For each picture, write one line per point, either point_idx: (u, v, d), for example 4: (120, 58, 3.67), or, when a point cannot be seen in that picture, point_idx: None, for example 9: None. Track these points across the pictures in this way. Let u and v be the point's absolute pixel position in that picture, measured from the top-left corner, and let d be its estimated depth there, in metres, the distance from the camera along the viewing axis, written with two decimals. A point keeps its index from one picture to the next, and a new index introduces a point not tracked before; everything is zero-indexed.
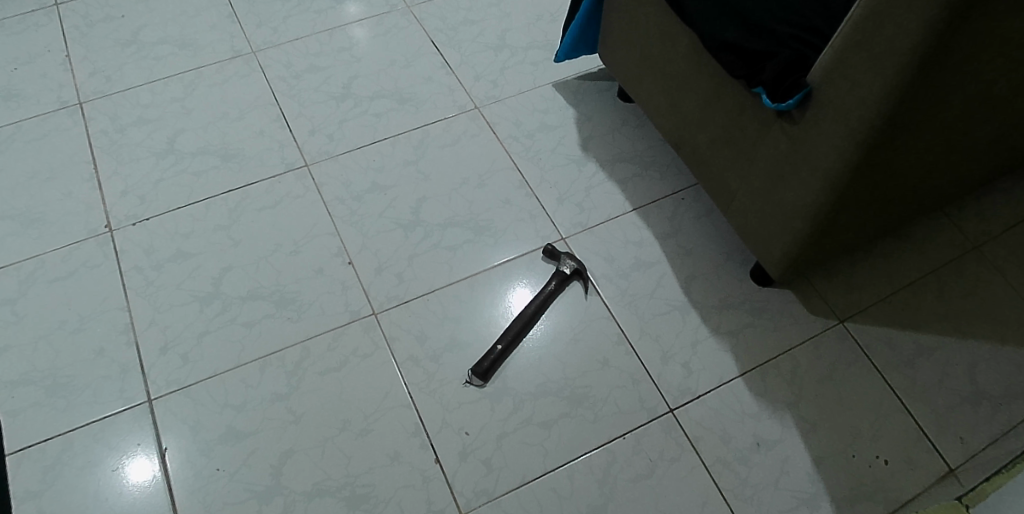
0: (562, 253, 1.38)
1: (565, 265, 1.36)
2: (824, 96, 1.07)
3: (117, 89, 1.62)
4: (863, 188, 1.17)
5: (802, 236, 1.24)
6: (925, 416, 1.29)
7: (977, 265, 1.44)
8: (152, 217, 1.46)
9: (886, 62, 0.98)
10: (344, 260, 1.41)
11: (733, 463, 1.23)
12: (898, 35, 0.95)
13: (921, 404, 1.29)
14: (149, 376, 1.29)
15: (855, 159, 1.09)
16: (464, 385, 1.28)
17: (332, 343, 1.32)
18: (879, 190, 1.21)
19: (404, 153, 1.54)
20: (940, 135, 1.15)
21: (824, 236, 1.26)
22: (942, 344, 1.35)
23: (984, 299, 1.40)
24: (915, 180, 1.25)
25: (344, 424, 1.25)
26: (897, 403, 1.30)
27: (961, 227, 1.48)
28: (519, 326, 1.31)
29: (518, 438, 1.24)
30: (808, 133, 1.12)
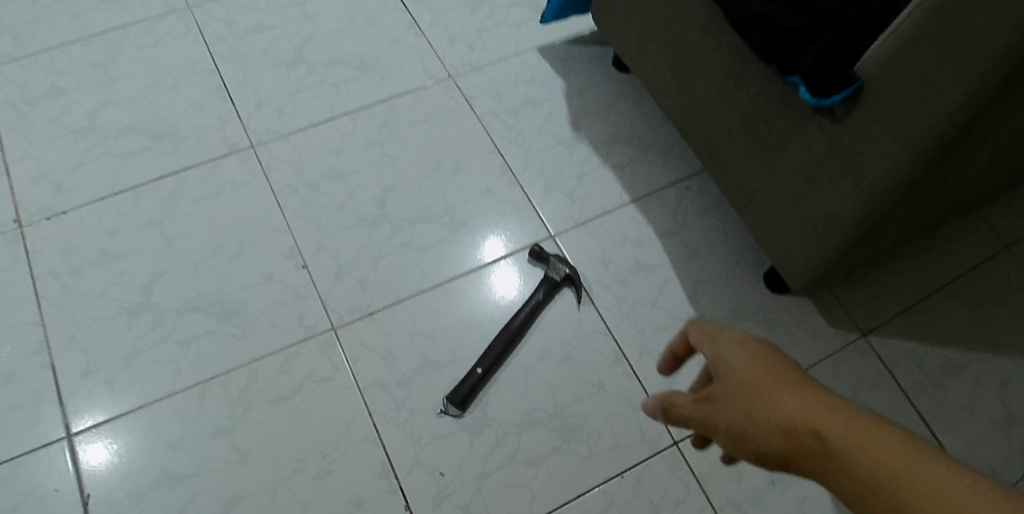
0: (551, 254, 1.20)
1: (552, 270, 1.18)
2: (873, 100, 0.89)
3: (26, 51, 1.38)
4: (908, 203, 1.00)
5: (831, 254, 1.07)
6: (953, 445, 1.14)
7: (1011, 268, 1.27)
8: (70, 209, 1.24)
9: (970, 63, 0.80)
10: (297, 263, 1.21)
11: (745, 506, 1.08)
12: (993, 33, 0.77)
13: (949, 432, 1.15)
14: (69, 407, 1.10)
15: (912, 172, 0.91)
16: (439, 415, 1.11)
17: (284, 365, 1.14)
18: (925, 203, 1.04)
19: (367, 132, 1.33)
20: (1007, 143, 0.97)
21: (856, 251, 1.09)
22: (972, 361, 1.20)
23: (1019, 308, 1.24)
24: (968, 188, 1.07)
25: (298, 464, 1.08)
26: (924, 431, 1.15)
27: (994, 223, 1.31)
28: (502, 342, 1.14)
29: (502, 479, 1.07)
30: (849, 141, 0.94)
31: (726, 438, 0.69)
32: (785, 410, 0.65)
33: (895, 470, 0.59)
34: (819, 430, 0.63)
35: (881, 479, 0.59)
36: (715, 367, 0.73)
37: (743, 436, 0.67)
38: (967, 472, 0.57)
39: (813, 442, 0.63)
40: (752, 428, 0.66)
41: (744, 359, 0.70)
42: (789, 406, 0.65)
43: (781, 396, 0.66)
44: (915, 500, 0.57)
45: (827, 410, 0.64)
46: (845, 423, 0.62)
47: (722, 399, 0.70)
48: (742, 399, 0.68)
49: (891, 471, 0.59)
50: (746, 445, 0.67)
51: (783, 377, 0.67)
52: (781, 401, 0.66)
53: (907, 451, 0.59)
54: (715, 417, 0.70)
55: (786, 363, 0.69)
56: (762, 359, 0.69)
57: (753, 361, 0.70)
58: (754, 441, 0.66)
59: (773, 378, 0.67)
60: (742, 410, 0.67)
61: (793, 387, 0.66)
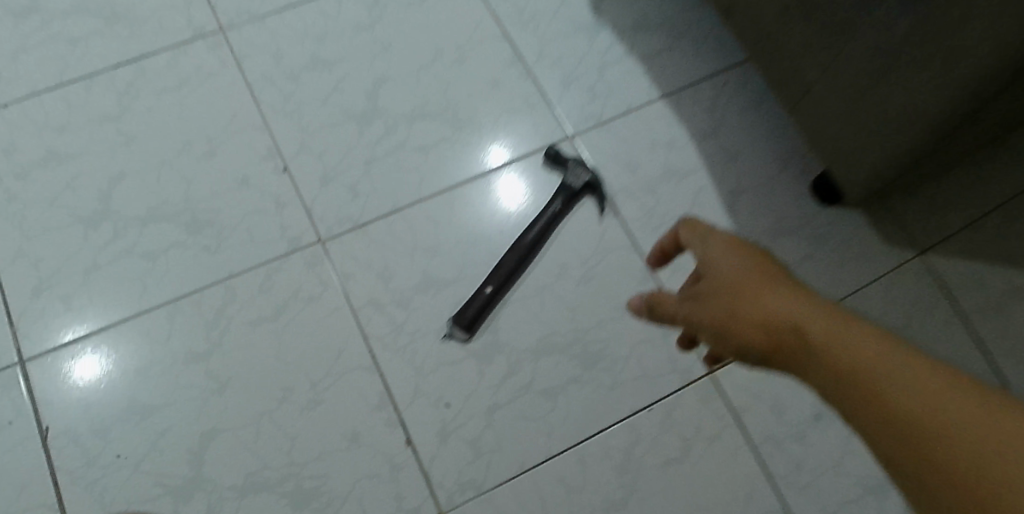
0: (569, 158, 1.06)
1: (570, 176, 1.04)
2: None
3: None
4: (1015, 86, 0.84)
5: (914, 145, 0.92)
6: (1014, 376, 1.03)
7: None
8: (11, 102, 1.07)
9: None
10: (278, 166, 1.05)
11: (786, 442, 0.97)
12: None
13: (1010, 361, 1.04)
14: (20, 330, 0.96)
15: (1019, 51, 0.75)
16: (444, 340, 0.98)
17: (265, 282, 0.99)
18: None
19: (354, 14, 1.14)
20: None
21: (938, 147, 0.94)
22: None
23: None
24: None
25: (284, 394, 0.95)
26: (982, 361, 1.04)
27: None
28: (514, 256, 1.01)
29: (515, 412, 0.95)
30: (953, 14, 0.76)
31: (711, 329, 0.74)
32: (766, 306, 0.69)
33: (877, 376, 0.61)
34: (801, 327, 0.66)
35: (853, 376, 0.63)
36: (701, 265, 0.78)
37: (726, 330, 0.72)
38: (952, 379, 0.60)
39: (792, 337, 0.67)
40: (732, 320, 0.71)
41: (733, 261, 0.74)
42: (774, 307, 0.69)
43: (763, 294, 0.70)
44: (901, 406, 0.60)
45: (815, 317, 0.66)
46: (834, 332, 0.65)
47: (707, 294, 0.74)
48: (725, 294, 0.72)
49: (878, 380, 0.61)
50: (727, 336, 0.72)
51: (764, 272, 0.72)
52: (757, 296, 0.70)
53: (884, 354, 0.62)
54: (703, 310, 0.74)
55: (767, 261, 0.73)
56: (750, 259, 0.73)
57: (741, 264, 0.73)
58: (734, 336, 0.71)
59: (759, 277, 0.71)
60: (723, 306, 0.72)
61: (775, 284, 0.70)
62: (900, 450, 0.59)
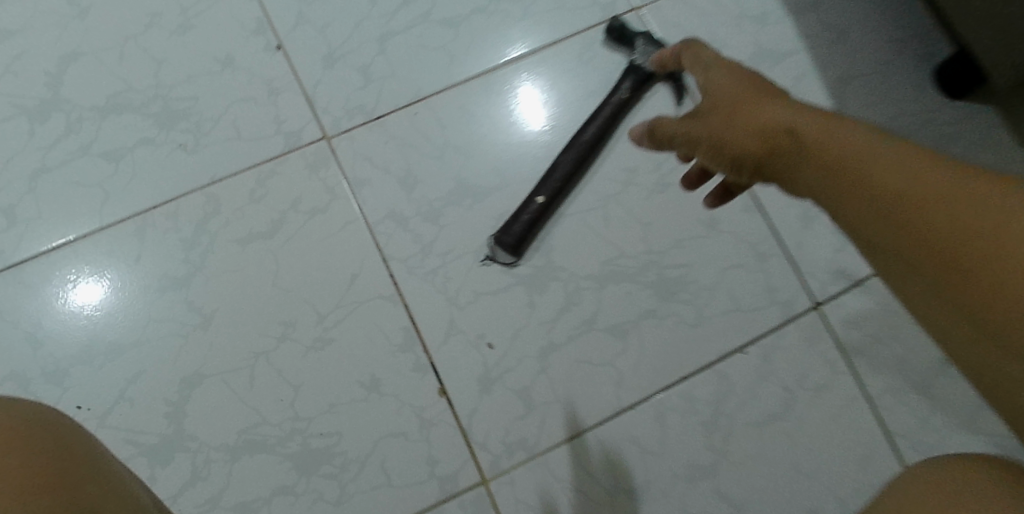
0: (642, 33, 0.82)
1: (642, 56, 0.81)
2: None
3: None
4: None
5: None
6: None
7: None
8: None
9: None
10: (269, 43, 0.83)
11: (912, 393, 0.78)
12: None
13: None
14: None
15: None
16: (484, 264, 0.77)
17: (257, 190, 0.78)
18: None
19: None
20: None
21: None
22: None
23: None
24: None
25: (284, 331, 0.75)
26: None
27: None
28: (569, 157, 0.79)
29: (576, 355, 0.76)
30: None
31: (703, 152, 0.58)
32: (769, 117, 0.54)
33: (896, 184, 0.46)
34: (808, 134, 0.51)
35: (866, 186, 0.47)
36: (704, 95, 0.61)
37: (725, 148, 0.56)
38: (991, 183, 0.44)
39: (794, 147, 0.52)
40: (731, 132, 0.55)
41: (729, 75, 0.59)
42: (778, 118, 0.53)
43: (762, 107, 0.55)
44: (918, 218, 0.45)
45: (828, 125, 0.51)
46: (845, 135, 0.50)
47: (704, 112, 0.58)
48: (724, 113, 0.56)
49: (894, 190, 0.46)
50: (723, 151, 0.56)
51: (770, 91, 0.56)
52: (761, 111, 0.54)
53: (903, 153, 0.47)
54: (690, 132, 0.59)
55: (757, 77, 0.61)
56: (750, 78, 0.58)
57: (737, 78, 0.58)
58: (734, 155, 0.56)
59: (757, 92, 0.56)
60: (718, 123, 0.56)
61: (773, 99, 0.56)
62: (934, 256, 0.44)
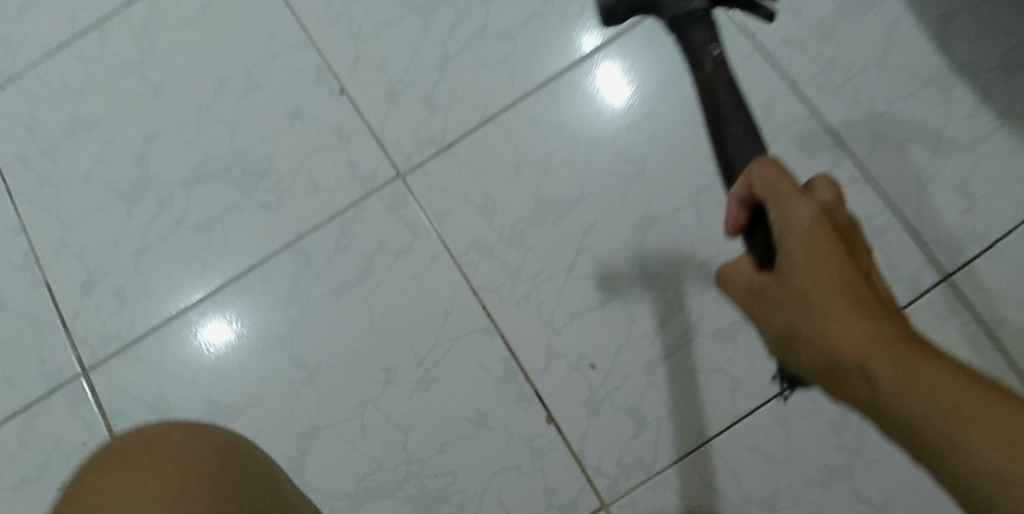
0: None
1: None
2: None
3: None
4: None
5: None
6: None
7: None
8: (26, 72, 0.93)
9: None
10: (333, 88, 0.83)
11: None
12: None
13: None
14: (78, 335, 0.83)
15: None
16: (575, 281, 0.75)
17: (340, 239, 0.79)
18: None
19: None
20: None
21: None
22: None
23: None
24: None
25: (387, 376, 0.75)
26: None
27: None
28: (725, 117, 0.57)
29: (684, 364, 0.73)
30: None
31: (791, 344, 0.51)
32: (830, 324, 0.48)
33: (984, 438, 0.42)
34: (877, 362, 0.46)
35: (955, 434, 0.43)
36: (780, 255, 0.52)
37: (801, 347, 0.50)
38: None
39: (859, 374, 0.47)
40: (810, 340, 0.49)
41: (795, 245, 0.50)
42: (844, 318, 0.48)
43: (827, 305, 0.49)
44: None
45: (881, 331, 0.47)
46: (901, 364, 0.46)
47: (787, 306, 0.51)
48: (799, 311, 0.50)
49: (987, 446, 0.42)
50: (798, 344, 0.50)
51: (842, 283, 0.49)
52: (834, 324, 0.48)
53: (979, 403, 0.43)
54: (756, 309, 0.54)
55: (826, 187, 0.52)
56: (815, 216, 0.50)
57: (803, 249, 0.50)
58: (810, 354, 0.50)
59: (819, 255, 0.49)
60: (799, 325, 0.50)
61: (831, 288, 0.49)
62: None
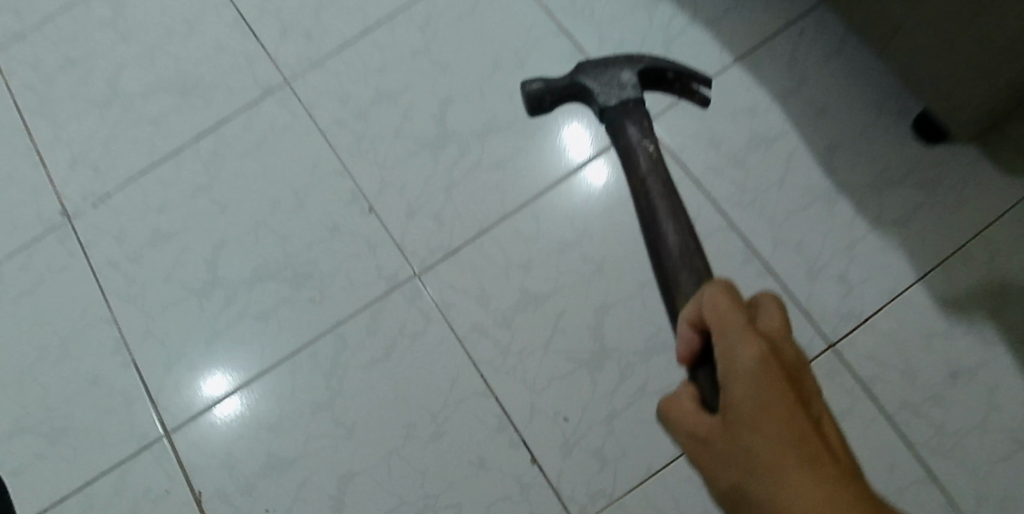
0: (608, 62, 0.92)
1: (601, 92, 0.91)
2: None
3: (30, 22, 1.26)
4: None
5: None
6: None
7: None
8: (114, 192, 1.15)
9: None
10: (363, 208, 1.08)
11: (924, 408, 0.91)
12: None
13: None
14: (159, 405, 1.04)
15: None
16: (551, 353, 0.98)
17: (371, 325, 1.02)
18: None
19: (411, 39, 1.15)
20: None
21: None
22: None
23: None
24: None
25: (408, 430, 0.98)
26: None
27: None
28: (651, 190, 0.83)
29: (635, 416, 0.95)
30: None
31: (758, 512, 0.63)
32: (780, 481, 0.61)
33: None
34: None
35: None
36: (743, 445, 0.63)
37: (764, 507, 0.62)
38: None
39: None
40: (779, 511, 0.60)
41: (742, 388, 0.63)
42: (789, 471, 0.60)
43: (781, 463, 0.61)
44: None
45: (827, 487, 0.59)
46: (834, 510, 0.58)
47: (754, 481, 0.62)
48: (761, 483, 0.62)
49: None
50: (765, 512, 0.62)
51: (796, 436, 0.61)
52: (790, 485, 0.60)
53: None
54: (711, 441, 0.66)
55: (771, 317, 0.68)
56: (761, 361, 0.63)
57: (755, 424, 0.62)
58: None
59: (763, 391, 0.62)
60: (765, 495, 0.61)
61: (781, 451, 0.61)
62: None
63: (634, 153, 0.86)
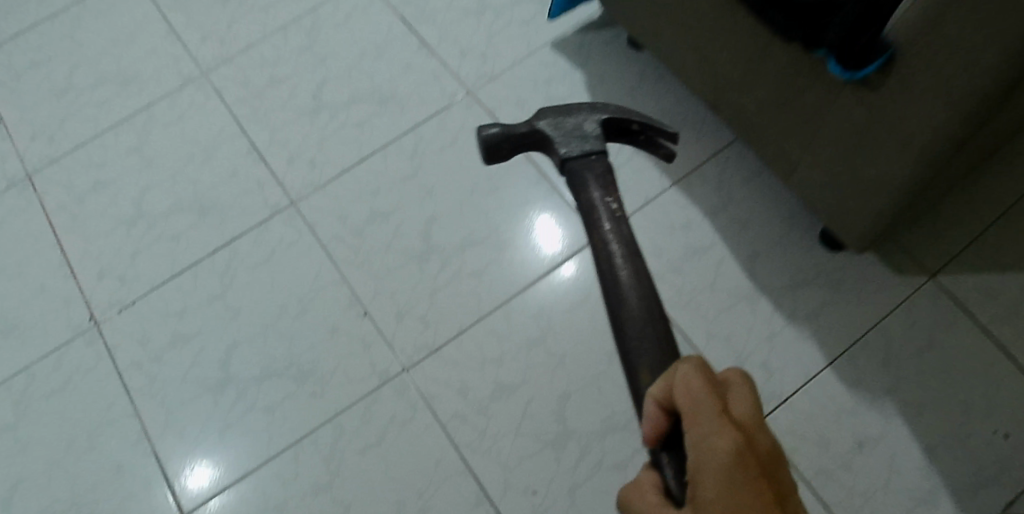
0: (568, 108, 0.91)
1: (562, 142, 0.89)
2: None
3: (65, 151, 1.44)
4: (998, 111, 0.85)
5: (895, 186, 0.93)
6: None
7: None
8: (137, 299, 1.30)
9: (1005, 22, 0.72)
10: (358, 312, 1.25)
11: (836, 473, 1.08)
12: None
13: None
14: (177, 489, 1.18)
15: (966, 129, 0.83)
16: (521, 435, 1.14)
17: (365, 414, 1.18)
18: (1008, 114, 0.89)
19: (400, 166, 1.35)
20: None
21: (930, 186, 0.96)
22: None
23: None
24: (1012, 133, 0.98)
25: (398, 506, 1.13)
26: (1009, 362, 1.10)
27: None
28: (613, 249, 0.80)
29: (594, 487, 1.11)
30: (915, 63, 0.80)
31: None
32: None
33: None
34: None
35: None
36: None
37: None
38: None
39: None
40: None
41: (713, 487, 0.63)
42: None
43: None
44: None
45: None
46: None
47: None
48: None
49: None
50: None
51: None
52: None
53: None
54: None
55: (743, 397, 0.67)
56: (735, 457, 0.62)
57: None
58: None
59: (737, 487, 0.62)
60: None
61: None
62: None
63: (596, 211, 0.84)
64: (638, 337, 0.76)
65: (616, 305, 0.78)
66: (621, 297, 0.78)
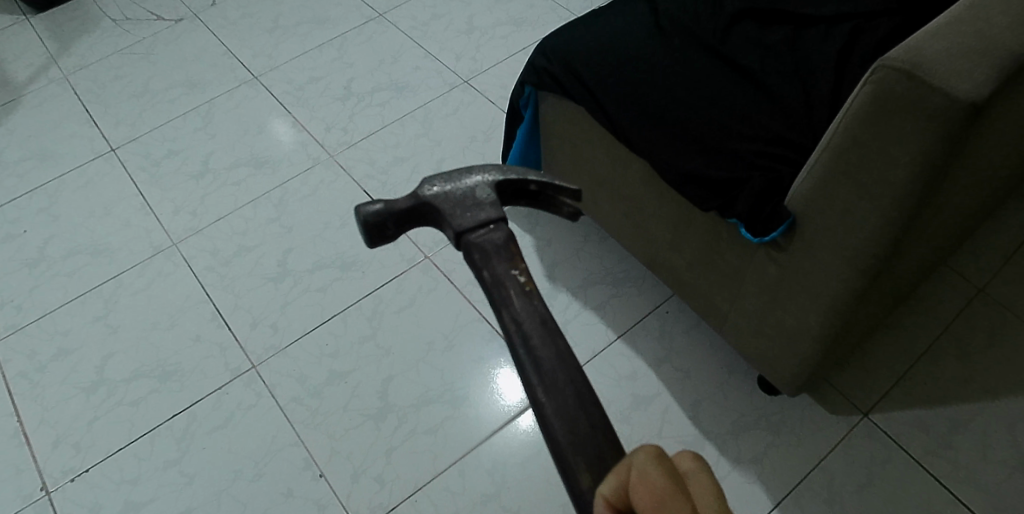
0: (458, 174, 0.89)
1: (457, 216, 0.86)
2: (858, 169, 0.82)
3: (31, 319, 1.48)
4: (892, 265, 0.94)
5: (815, 336, 1.01)
6: (978, 501, 1.13)
7: (988, 312, 1.30)
8: (91, 466, 1.30)
9: (879, 197, 0.82)
10: (314, 474, 1.26)
11: None
12: (888, 170, 0.80)
13: (970, 488, 1.14)
14: None
15: (866, 285, 0.92)
16: None
17: None
18: (903, 267, 0.99)
19: (360, 327, 1.40)
20: (940, 238, 1.00)
21: (847, 334, 1.04)
22: (975, 413, 1.20)
23: (1003, 351, 1.26)
24: (913, 283, 1.09)
25: None
26: (945, 492, 1.14)
27: (961, 271, 1.35)
28: (526, 329, 0.79)
29: None
30: (812, 227, 0.90)
31: None
32: None
33: None
34: None
35: None
36: None
37: None
38: None
39: None
40: None
41: None
42: None
43: None
44: None
45: None
46: None
47: None
48: None
49: None
50: None
51: None
52: None
53: None
54: None
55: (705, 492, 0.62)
56: None
57: None
58: None
59: None
60: None
61: None
62: None
63: (504, 285, 0.82)
64: (565, 415, 0.74)
65: (538, 384, 0.76)
66: (545, 379, 0.76)
